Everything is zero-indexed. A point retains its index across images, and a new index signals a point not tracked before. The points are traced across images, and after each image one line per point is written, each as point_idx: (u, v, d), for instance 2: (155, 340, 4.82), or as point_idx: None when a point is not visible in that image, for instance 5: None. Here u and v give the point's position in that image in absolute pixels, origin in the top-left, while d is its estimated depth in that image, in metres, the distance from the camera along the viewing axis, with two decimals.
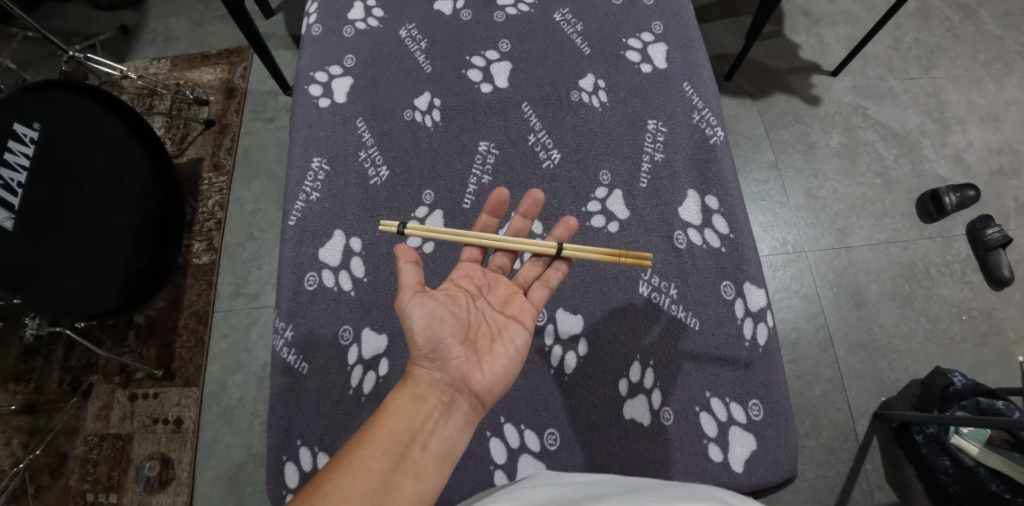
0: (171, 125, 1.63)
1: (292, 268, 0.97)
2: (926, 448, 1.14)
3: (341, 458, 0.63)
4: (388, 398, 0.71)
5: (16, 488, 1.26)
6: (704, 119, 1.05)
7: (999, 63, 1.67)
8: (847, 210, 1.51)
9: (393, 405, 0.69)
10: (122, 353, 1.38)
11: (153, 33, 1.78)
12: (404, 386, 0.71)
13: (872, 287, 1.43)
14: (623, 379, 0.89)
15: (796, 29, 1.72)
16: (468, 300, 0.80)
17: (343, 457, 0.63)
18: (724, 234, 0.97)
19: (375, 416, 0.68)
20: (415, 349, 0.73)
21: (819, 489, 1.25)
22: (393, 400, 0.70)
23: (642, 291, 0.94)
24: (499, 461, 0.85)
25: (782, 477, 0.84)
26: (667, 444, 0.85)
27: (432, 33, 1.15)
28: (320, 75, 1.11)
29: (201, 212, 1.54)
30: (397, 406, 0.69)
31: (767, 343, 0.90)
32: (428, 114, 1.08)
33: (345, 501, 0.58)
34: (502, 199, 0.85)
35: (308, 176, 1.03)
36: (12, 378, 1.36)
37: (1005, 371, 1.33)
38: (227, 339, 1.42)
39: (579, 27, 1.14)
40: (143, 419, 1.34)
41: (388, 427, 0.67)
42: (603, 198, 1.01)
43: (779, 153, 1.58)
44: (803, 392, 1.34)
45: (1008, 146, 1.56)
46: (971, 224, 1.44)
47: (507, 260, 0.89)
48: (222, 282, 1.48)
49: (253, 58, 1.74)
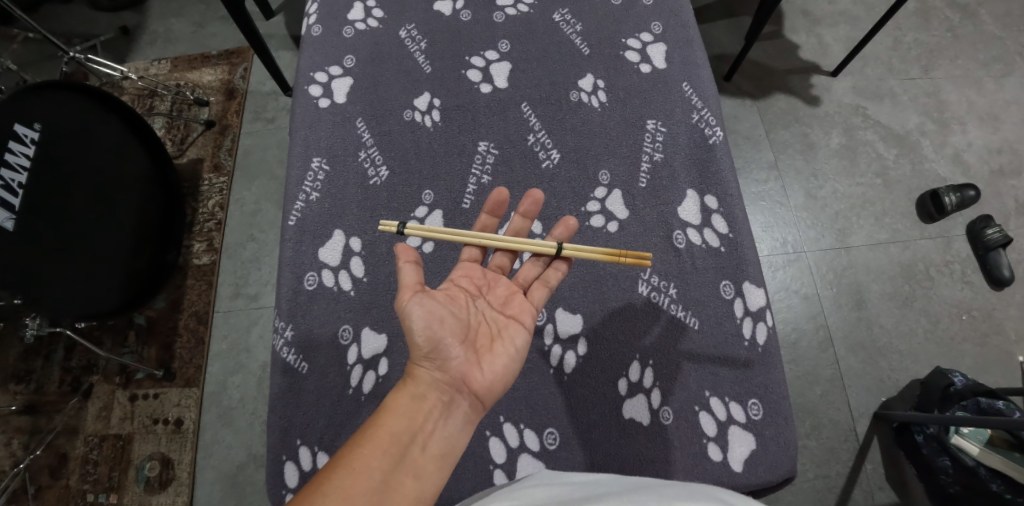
0: (171, 126, 1.63)
1: (291, 268, 0.97)
2: (926, 448, 1.14)
3: (341, 458, 0.63)
4: (389, 398, 0.71)
5: (16, 489, 1.27)
6: (704, 119, 1.05)
7: (999, 63, 1.67)
8: (847, 210, 1.51)
9: (394, 405, 0.69)
10: (122, 353, 1.39)
11: (153, 33, 1.78)
12: (404, 386, 0.72)
13: (872, 287, 1.43)
14: (622, 378, 0.89)
15: (796, 30, 1.72)
16: (469, 300, 0.80)
17: (343, 457, 0.63)
18: (723, 234, 0.97)
19: (375, 416, 0.68)
20: (415, 349, 0.73)
21: (819, 489, 1.25)
22: (394, 400, 0.70)
23: (641, 291, 0.94)
24: (498, 461, 0.85)
25: (782, 476, 0.84)
26: (666, 444, 0.85)
27: (432, 33, 1.15)
28: (320, 75, 1.12)
29: (202, 213, 1.54)
30: (397, 406, 0.69)
31: (767, 342, 0.91)
32: (428, 115, 1.08)
33: (345, 501, 0.59)
34: (503, 198, 0.85)
35: (308, 176, 1.03)
36: (12, 379, 1.36)
37: (1006, 371, 1.33)
38: (228, 339, 1.42)
39: (579, 27, 1.14)
40: (143, 419, 1.34)
41: (388, 427, 0.67)
42: (602, 198, 1.01)
43: (778, 153, 1.58)
44: (803, 392, 1.34)
45: (1008, 146, 1.56)
46: (971, 224, 1.44)
47: (507, 260, 0.89)
48: (222, 282, 1.48)
49: (253, 58, 1.74)
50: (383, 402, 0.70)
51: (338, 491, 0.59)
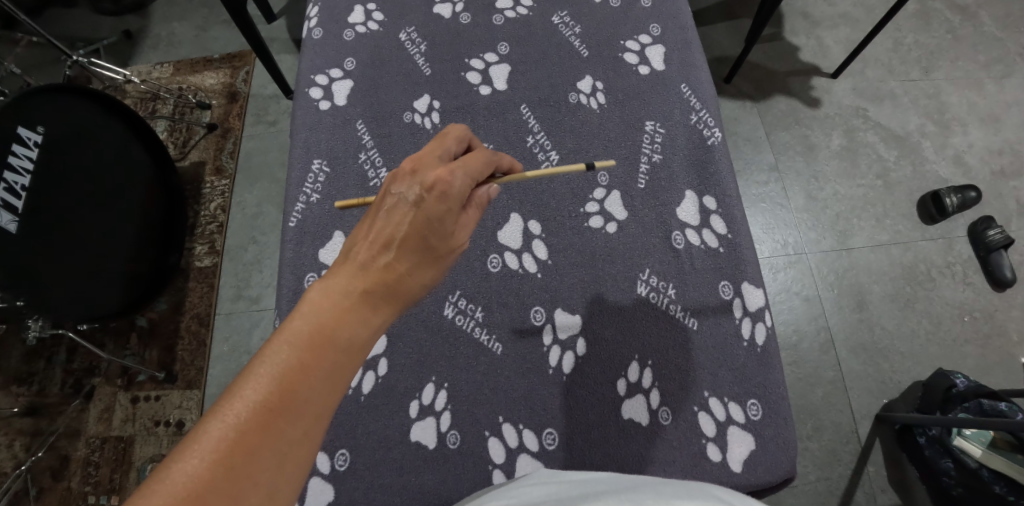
0: (174, 129, 1.64)
1: (292, 269, 0.97)
2: (929, 450, 1.12)
3: (298, 408, 0.45)
4: (325, 320, 0.50)
5: (17, 491, 1.27)
6: (702, 120, 1.05)
7: (999, 65, 1.67)
8: (848, 211, 1.51)
9: (362, 342, 0.52)
10: (124, 355, 1.39)
11: (156, 38, 1.80)
12: (368, 315, 0.52)
13: (873, 289, 1.42)
14: (621, 379, 0.89)
15: (796, 32, 1.72)
16: (390, 181, 0.60)
17: (308, 407, 0.46)
18: (722, 235, 0.97)
19: (334, 351, 0.49)
20: (405, 285, 0.56)
21: (820, 491, 1.25)
22: (361, 337, 0.51)
23: (641, 292, 0.94)
24: (498, 461, 0.85)
25: (781, 477, 0.84)
26: (665, 444, 0.85)
27: (432, 36, 1.16)
28: (320, 78, 1.12)
29: (203, 215, 1.55)
30: (356, 331, 0.51)
31: (766, 343, 0.91)
32: (428, 117, 1.09)
33: (274, 450, 0.43)
34: (500, 158, 0.71)
35: (308, 178, 1.04)
36: (14, 381, 1.37)
37: (1008, 372, 1.33)
38: (229, 341, 1.43)
39: (578, 30, 1.15)
40: (144, 421, 1.34)
41: (339, 360, 0.49)
42: (601, 199, 1.01)
43: (779, 155, 1.58)
44: (804, 393, 1.33)
45: (1009, 148, 1.56)
46: (972, 225, 1.44)
47: (440, 143, 0.68)
48: (223, 284, 1.48)
49: (255, 62, 1.75)
50: (337, 328, 0.50)
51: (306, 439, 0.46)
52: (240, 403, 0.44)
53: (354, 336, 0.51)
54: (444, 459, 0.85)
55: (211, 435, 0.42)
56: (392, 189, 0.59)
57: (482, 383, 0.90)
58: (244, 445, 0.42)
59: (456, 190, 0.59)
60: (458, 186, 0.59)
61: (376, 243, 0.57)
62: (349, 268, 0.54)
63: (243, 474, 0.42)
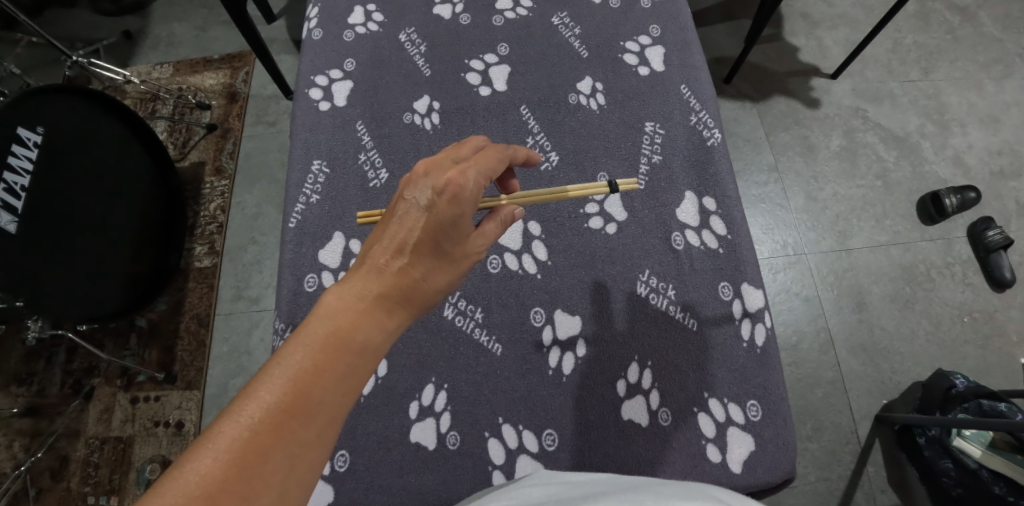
0: (174, 129, 1.64)
1: (292, 270, 0.97)
2: (930, 450, 1.12)
3: (310, 410, 0.46)
4: (339, 323, 0.50)
5: (16, 492, 1.27)
6: (701, 121, 1.05)
7: (999, 65, 1.67)
8: (847, 212, 1.51)
9: (376, 345, 0.52)
10: (124, 356, 1.39)
11: (156, 38, 1.80)
12: (381, 318, 0.52)
13: (873, 289, 1.42)
14: (621, 379, 0.89)
15: (796, 33, 1.72)
16: (403, 184, 0.59)
17: (321, 409, 0.46)
18: (721, 236, 0.97)
19: (348, 354, 0.49)
20: (419, 290, 0.56)
21: (819, 492, 1.25)
22: (374, 340, 0.51)
23: (641, 292, 0.94)
24: (498, 462, 0.85)
25: (781, 477, 0.84)
26: (665, 444, 0.85)
27: (432, 37, 1.16)
28: (320, 79, 1.12)
29: (203, 215, 1.55)
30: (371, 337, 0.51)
31: (765, 344, 0.91)
32: (427, 117, 1.09)
33: (286, 449, 0.44)
34: (513, 153, 0.70)
35: (308, 179, 1.03)
36: (14, 381, 1.37)
37: (1007, 373, 1.33)
38: (229, 342, 1.42)
39: (578, 31, 1.15)
40: (143, 422, 1.34)
41: (353, 363, 0.49)
42: (600, 200, 1.01)
43: (779, 156, 1.58)
44: (804, 394, 1.34)
45: (1008, 148, 1.56)
46: (971, 226, 1.45)
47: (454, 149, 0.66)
48: (223, 285, 1.48)
49: (254, 62, 1.75)
50: (350, 331, 0.50)
51: (318, 439, 0.46)
52: (254, 404, 0.44)
53: (368, 340, 0.51)
54: (444, 460, 0.85)
55: (225, 435, 0.43)
56: (405, 194, 0.58)
57: (482, 384, 0.90)
58: (258, 445, 0.43)
59: (469, 192, 0.58)
60: (471, 187, 0.58)
61: (389, 248, 0.56)
62: (363, 272, 0.54)
63: (257, 474, 0.42)
